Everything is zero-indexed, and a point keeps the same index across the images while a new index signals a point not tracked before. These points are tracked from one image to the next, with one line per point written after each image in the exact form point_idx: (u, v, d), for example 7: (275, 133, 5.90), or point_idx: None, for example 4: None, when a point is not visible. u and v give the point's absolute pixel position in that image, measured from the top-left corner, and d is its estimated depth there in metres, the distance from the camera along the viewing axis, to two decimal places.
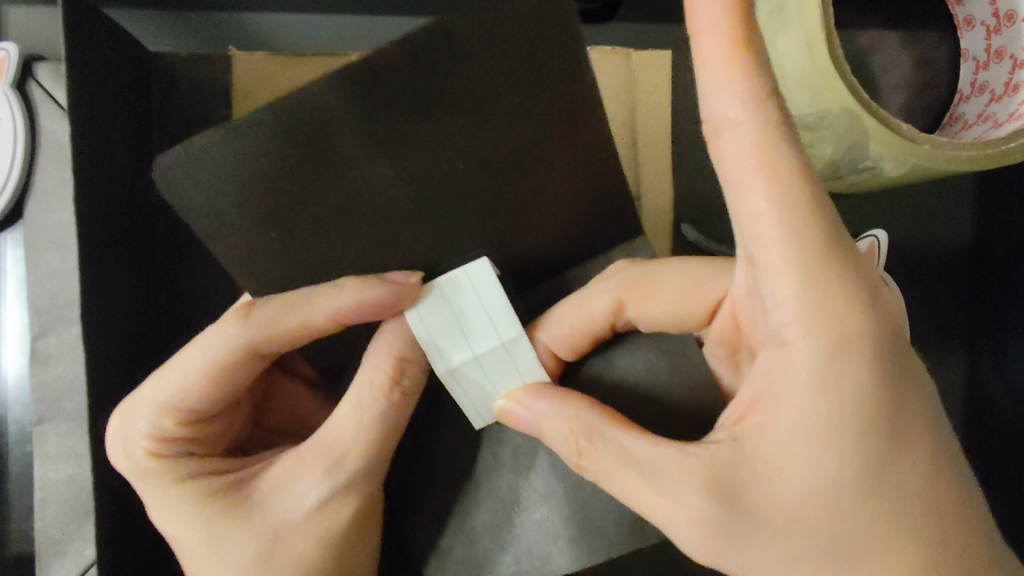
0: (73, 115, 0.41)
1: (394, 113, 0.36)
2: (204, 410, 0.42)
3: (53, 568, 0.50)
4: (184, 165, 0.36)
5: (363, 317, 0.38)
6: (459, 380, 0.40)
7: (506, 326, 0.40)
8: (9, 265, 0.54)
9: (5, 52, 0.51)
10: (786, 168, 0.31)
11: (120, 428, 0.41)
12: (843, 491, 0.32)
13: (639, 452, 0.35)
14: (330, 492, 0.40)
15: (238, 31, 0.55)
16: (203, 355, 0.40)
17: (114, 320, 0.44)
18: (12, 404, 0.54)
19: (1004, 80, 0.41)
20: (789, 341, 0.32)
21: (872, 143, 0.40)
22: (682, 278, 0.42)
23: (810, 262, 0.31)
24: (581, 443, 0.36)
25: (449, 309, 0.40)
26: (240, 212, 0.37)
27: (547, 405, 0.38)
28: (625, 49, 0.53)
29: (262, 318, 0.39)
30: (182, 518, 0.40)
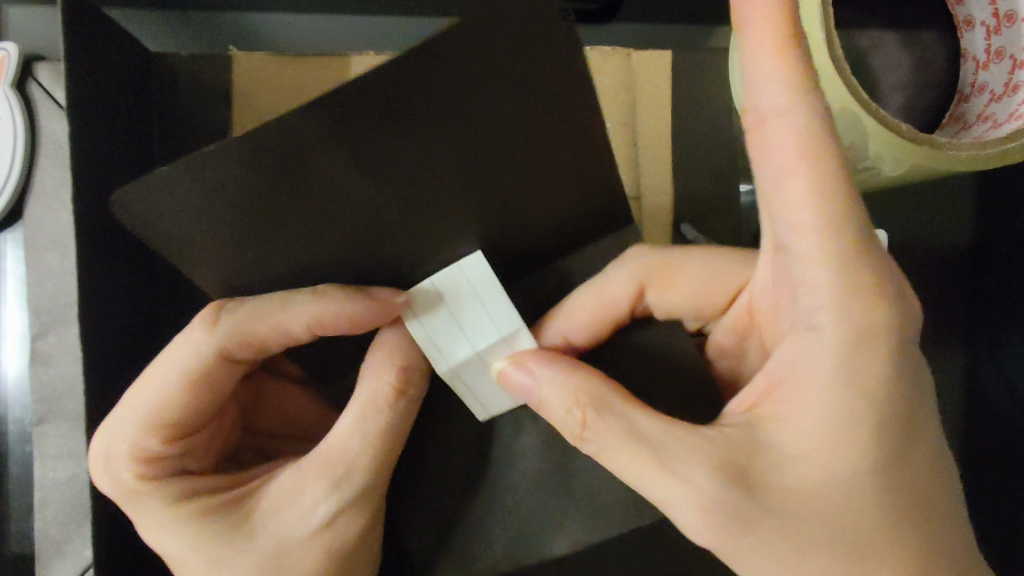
0: (72, 115, 0.41)
1: (363, 124, 0.31)
2: (188, 424, 0.42)
3: (53, 568, 0.50)
4: (146, 196, 0.33)
5: (341, 330, 0.40)
6: (462, 373, 0.42)
7: (506, 322, 0.42)
8: (9, 265, 0.54)
9: (4, 53, 0.51)
10: (825, 164, 0.30)
11: (104, 451, 0.41)
12: (851, 485, 0.32)
13: (650, 431, 0.35)
14: (334, 508, 0.40)
15: (238, 31, 0.55)
16: (179, 367, 0.41)
17: (113, 320, 0.44)
18: (12, 404, 0.54)
19: (1004, 80, 0.41)
20: (817, 329, 0.32)
21: (871, 143, 0.40)
22: (702, 267, 0.44)
23: (842, 255, 0.31)
24: (587, 414, 0.36)
25: (447, 304, 0.41)
26: (217, 235, 0.36)
27: (553, 374, 0.38)
28: (625, 49, 0.53)
29: (235, 329, 0.40)
30: (178, 537, 0.40)
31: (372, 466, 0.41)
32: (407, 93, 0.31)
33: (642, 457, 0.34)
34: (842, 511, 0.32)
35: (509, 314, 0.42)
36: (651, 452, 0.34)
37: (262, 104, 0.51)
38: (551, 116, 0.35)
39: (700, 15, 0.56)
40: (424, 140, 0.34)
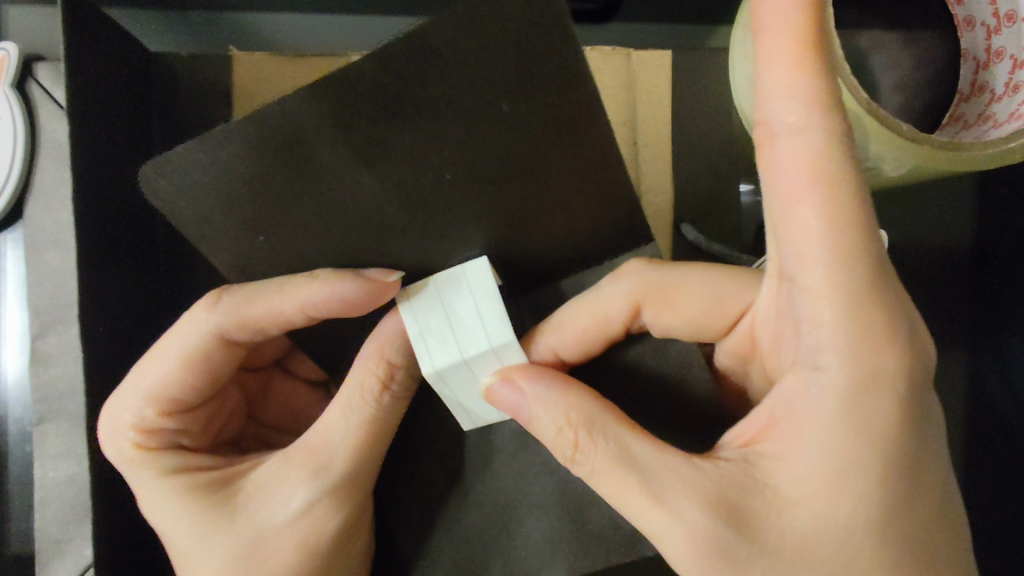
0: (73, 115, 0.41)
1: (386, 119, 0.32)
2: (187, 400, 0.44)
3: (53, 568, 0.50)
4: (166, 174, 0.34)
5: (331, 313, 0.39)
6: (447, 380, 0.40)
7: (496, 329, 0.39)
8: (9, 265, 0.54)
9: (5, 53, 0.51)
10: (835, 189, 0.30)
11: (107, 420, 0.42)
12: (846, 527, 0.32)
13: (643, 459, 0.35)
14: (315, 495, 0.40)
15: (237, 31, 0.55)
16: (181, 342, 0.42)
17: (113, 320, 0.44)
18: (12, 404, 0.54)
19: (1004, 80, 0.41)
20: (822, 368, 0.32)
21: (872, 143, 0.40)
22: (708, 288, 0.41)
23: (851, 292, 0.30)
24: (578, 436, 0.36)
25: (440, 310, 0.40)
26: (228, 216, 0.36)
27: (546, 399, 0.38)
28: (625, 49, 0.53)
29: (233, 308, 0.41)
30: (166, 510, 0.40)
31: (355, 456, 0.41)
32: (417, 89, 0.31)
33: (634, 490, 0.34)
34: (836, 552, 0.32)
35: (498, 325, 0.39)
36: (643, 484, 0.34)
37: (263, 104, 0.51)
38: (559, 121, 0.34)
39: (700, 15, 0.56)
40: (427, 139, 0.34)
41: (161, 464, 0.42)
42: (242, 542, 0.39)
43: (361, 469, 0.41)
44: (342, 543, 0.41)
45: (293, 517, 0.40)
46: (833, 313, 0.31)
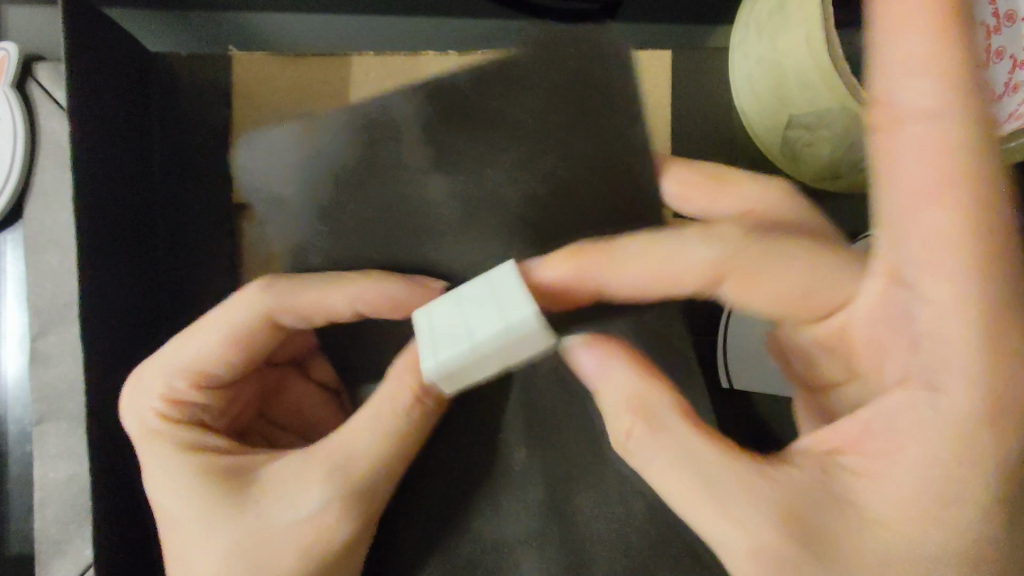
0: (72, 113, 0.41)
1: (472, 127, 0.42)
2: (218, 377, 0.43)
3: (53, 568, 0.50)
4: (271, 152, 0.44)
5: (380, 312, 0.40)
6: (435, 337, 0.35)
7: (503, 295, 0.34)
8: (9, 265, 0.54)
9: (5, 53, 0.51)
10: (977, 177, 0.30)
11: (135, 389, 0.42)
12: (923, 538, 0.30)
13: (710, 460, 0.33)
14: (329, 498, 0.38)
15: (238, 31, 0.55)
16: (226, 321, 0.42)
17: (114, 319, 0.44)
18: (12, 404, 0.54)
19: (1004, 80, 0.41)
20: (941, 386, 0.30)
21: None
22: (792, 273, 0.37)
23: (988, 293, 0.30)
24: (635, 426, 0.35)
25: (453, 300, 0.35)
26: (301, 195, 0.42)
27: (667, 416, 0.35)
28: (625, 49, 0.53)
29: (282, 291, 0.41)
30: (175, 487, 0.39)
31: (375, 459, 0.39)
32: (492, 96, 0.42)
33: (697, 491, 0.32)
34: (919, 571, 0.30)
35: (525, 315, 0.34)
36: (710, 489, 0.32)
37: (264, 104, 0.51)
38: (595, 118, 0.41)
39: (700, 14, 0.56)
40: (485, 154, 0.42)
41: (176, 440, 0.41)
42: (241, 538, 0.37)
43: (382, 475, 0.39)
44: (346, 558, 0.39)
45: (304, 517, 0.38)
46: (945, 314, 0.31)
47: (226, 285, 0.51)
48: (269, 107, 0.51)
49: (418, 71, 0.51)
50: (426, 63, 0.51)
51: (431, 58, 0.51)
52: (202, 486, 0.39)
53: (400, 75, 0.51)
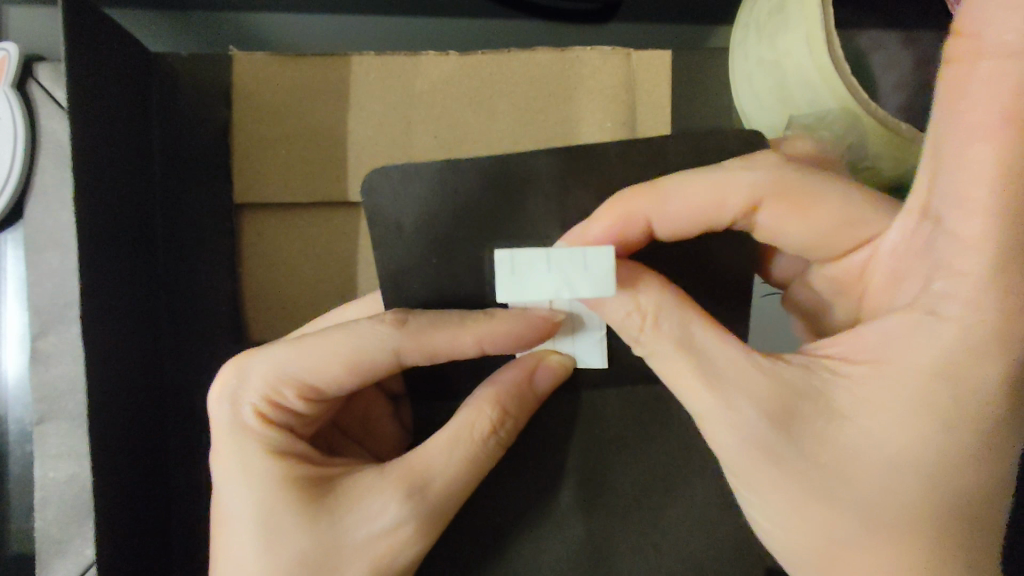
0: (74, 112, 0.41)
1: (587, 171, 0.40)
2: (328, 393, 0.40)
3: (53, 568, 0.50)
4: (392, 180, 0.41)
5: (506, 349, 0.39)
6: (519, 263, 0.34)
7: (597, 260, 0.34)
8: (9, 264, 0.54)
9: (5, 53, 0.50)
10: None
11: (240, 380, 0.40)
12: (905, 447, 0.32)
13: (708, 350, 0.35)
14: (399, 517, 0.36)
15: (238, 32, 0.55)
16: (352, 343, 0.38)
17: (117, 320, 0.44)
18: (11, 404, 0.54)
19: None
20: (941, 315, 0.32)
21: (869, 144, 0.41)
22: (838, 205, 0.38)
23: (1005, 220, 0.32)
24: (646, 322, 0.35)
25: (541, 261, 0.34)
26: (421, 230, 0.40)
27: (667, 332, 0.35)
28: (625, 49, 0.53)
29: (418, 329, 0.38)
30: (241, 492, 0.37)
31: (462, 475, 0.38)
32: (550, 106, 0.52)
33: (683, 366, 0.35)
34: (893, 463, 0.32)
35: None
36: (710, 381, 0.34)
37: (262, 103, 0.50)
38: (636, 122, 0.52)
39: (698, 16, 0.56)
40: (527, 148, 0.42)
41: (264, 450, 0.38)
42: (321, 545, 0.36)
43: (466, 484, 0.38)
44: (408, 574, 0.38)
45: (376, 534, 0.36)
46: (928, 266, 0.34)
47: (225, 285, 0.51)
48: (267, 106, 0.51)
49: (417, 72, 0.51)
50: (426, 63, 0.51)
51: (430, 59, 0.51)
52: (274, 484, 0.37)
53: (400, 75, 0.51)
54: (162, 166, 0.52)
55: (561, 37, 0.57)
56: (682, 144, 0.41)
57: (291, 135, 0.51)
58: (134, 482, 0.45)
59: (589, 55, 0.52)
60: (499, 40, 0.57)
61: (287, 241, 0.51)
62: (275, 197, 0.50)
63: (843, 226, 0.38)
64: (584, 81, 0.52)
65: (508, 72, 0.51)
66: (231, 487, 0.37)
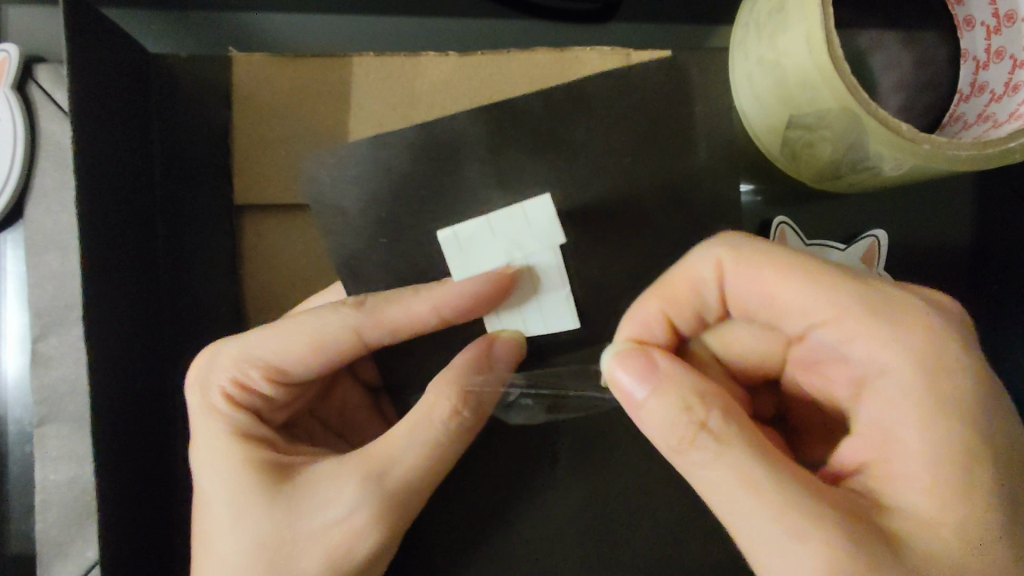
0: (75, 115, 0.41)
1: (519, 150, 0.46)
2: (292, 374, 0.43)
3: (55, 568, 0.50)
4: (330, 170, 0.46)
5: (460, 315, 0.42)
6: (465, 235, 0.42)
7: (535, 213, 0.42)
8: (9, 265, 0.54)
9: (5, 53, 0.50)
10: (846, 305, 0.37)
11: (210, 361, 0.43)
12: (726, 412, 0.35)
13: (745, 446, 0.34)
14: (354, 505, 0.39)
15: (237, 32, 0.55)
16: (314, 324, 0.42)
17: (117, 320, 0.44)
18: (11, 405, 0.54)
19: (1004, 80, 0.40)
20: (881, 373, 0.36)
21: (873, 143, 0.39)
22: (790, 286, 0.39)
23: (853, 306, 0.37)
24: (708, 416, 0.35)
25: (484, 226, 0.42)
26: (365, 214, 0.46)
27: (672, 407, 0.36)
28: (626, 49, 0.53)
29: (375, 309, 0.42)
30: (213, 474, 0.40)
31: (421, 460, 0.41)
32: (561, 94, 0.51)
33: (694, 439, 0.35)
34: (734, 434, 0.35)
35: (548, 253, 0.43)
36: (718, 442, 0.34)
37: (263, 105, 0.51)
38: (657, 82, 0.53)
39: (699, 15, 0.56)
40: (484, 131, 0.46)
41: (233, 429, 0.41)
42: (279, 531, 0.38)
43: (428, 463, 0.41)
44: (370, 563, 0.40)
45: (332, 522, 0.39)
46: (832, 303, 0.37)
47: (225, 286, 0.51)
48: (267, 107, 0.51)
49: (417, 72, 0.51)
50: (426, 63, 0.51)
51: (431, 59, 0.51)
52: (242, 472, 0.39)
53: (399, 76, 0.51)
54: (162, 166, 0.51)
55: (561, 37, 0.57)
56: (608, 133, 0.46)
57: (291, 136, 0.51)
58: (138, 480, 0.45)
59: (590, 55, 0.52)
60: (500, 40, 0.57)
61: (286, 241, 0.51)
62: (275, 198, 0.50)
63: (788, 298, 0.39)
64: (585, 81, 0.52)
65: (508, 73, 0.51)
66: (204, 464, 0.40)
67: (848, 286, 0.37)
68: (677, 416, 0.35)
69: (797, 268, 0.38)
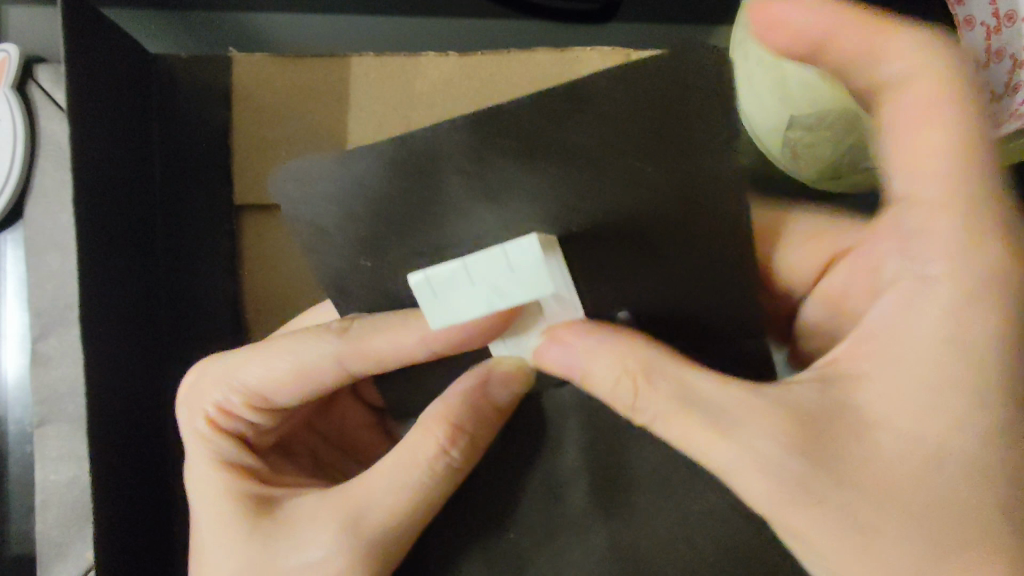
0: (73, 113, 0.41)
1: (509, 161, 0.33)
2: (274, 401, 0.41)
3: (54, 569, 0.50)
4: (297, 189, 0.36)
5: (452, 348, 0.38)
6: (437, 283, 0.33)
7: (518, 253, 0.32)
8: (9, 265, 0.54)
9: (6, 53, 0.50)
10: (965, 167, 0.31)
11: (195, 385, 0.42)
12: (650, 376, 0.33)
13: (704, 393, 0.32)
14: (328, 550, 0.36)
15: (237, 31, 0.55)
16: (294, 351, 0.40)
17: (113, 320, 0.44)
18: (12, 404, 0.54)
19: (1003, 80, 0.41)
20: (925, 276, 0.31)
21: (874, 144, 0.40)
22: (915, 139, 0.32)
23: (966, 183, 0.31)
24: (637, 382, 0.33)
25: (457, 267, 0.33)
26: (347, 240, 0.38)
27: (608, 357, 0.34)
28: (626, 49, 0.53)
29: (360, 336, 0.39)
30: (203, 500, 0.40)
31: (406, 506, 0.37)
32: None
33: (651, 385, 0.33)
34: (685, 379, 0.33)
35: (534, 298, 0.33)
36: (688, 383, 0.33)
37: (265, 107, 0.51)
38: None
39: (698, 15, 0.56)
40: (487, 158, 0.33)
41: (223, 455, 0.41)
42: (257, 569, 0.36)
43: (420, 504, 0.37)
44: None
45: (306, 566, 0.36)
46: (943, 195, 0.31)
47: (226, 285, 0.51)
48: (268, 106, 0.51)
49: (418, 72, 0.51)
50: (427, 63, 0.51)
51: (431, 59, 0.51)
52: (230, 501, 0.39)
53: (400, 75, 0.51)
54: (162, 165, 0.51)
55: (560, 37, 0.57)
56: (623, 129, 0.31)
57: (292, 135, 0.51)
58: (134, 483, 0.45)
59: (590, 55, 0.52)
60: (498, 39, 0.57)
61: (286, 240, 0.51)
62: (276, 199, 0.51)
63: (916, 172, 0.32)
64: None
65: (509, 72, 0.51)
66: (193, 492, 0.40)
67: (967, 178, 0.31)
68: (611, 374, 0.34)
69: (929, 131, 0.31)
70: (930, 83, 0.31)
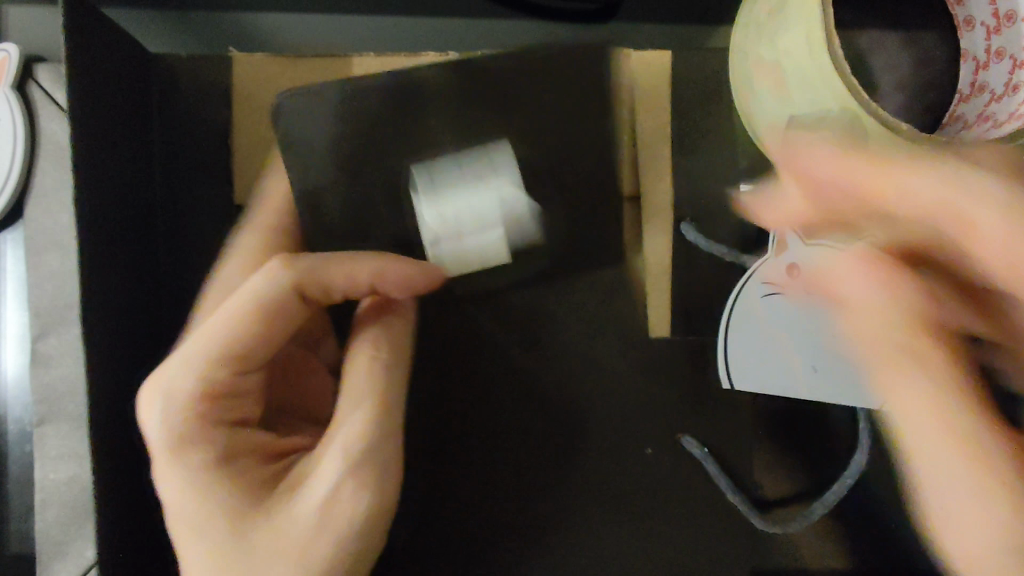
0: (74, 112, 0.41)
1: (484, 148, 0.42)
2: (237, 364, 0.42)
3: (55, 567, 0.50)
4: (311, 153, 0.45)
5: (397, 287, 0.45)
6: (436, 194, 0.47)
7: (497, 176, 0.48)
8: (9, 264, 0.53)
9: (5, 53, 0.51)
10: (890, 275, 0.38)
11: (161, 383, 0.41)
12: (930, 321, 0.37)
13: (926, 394, 0.36)
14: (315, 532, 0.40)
15: (238, 31, 0.55)
16: (246, 300, 0.42)
17: (113, 320, 0.44)
18: (12, 404, 0.53)
19: (1004, 80, 0.40)
20: (909, 381, 0.37)
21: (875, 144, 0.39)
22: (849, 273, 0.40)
23: (893, 290, 0.38)
24: (930, 333, 0.37)
25: (447, 188, 0.47)
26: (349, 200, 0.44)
27: (895, 309, 0.38)
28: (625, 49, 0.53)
29: (307, 269, 0.43)
30: (184, 490, 0.40)
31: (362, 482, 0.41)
32: None
33: (899, 357, 0.37)
34: (940, 369, 0.36)
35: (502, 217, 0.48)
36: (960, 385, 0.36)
37: (264, 106, 0.51)
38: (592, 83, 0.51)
39: (698, 15, 0.56)
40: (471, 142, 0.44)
41: (192, 434, 0.41)
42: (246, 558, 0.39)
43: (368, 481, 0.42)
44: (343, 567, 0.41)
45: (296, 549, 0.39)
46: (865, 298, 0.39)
47: None
48: (267, 106, 0.51)
49: None
50: (426, 63, 0.51)
51: (431, 59, 0.51)
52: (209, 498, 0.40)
53: (399, 75, 0.51)
54: (162, 166, 0.51)
55: (561, 37, 0.57)
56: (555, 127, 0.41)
57: None
58: (136, 482, 0.45)
59: None
60: (499, 38, 0.56)
61: None
62: None
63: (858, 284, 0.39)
64: None
65: None
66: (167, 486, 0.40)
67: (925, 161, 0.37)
68: (883, 328, 0.38)
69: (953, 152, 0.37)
70: (831, 154, 0.40)
